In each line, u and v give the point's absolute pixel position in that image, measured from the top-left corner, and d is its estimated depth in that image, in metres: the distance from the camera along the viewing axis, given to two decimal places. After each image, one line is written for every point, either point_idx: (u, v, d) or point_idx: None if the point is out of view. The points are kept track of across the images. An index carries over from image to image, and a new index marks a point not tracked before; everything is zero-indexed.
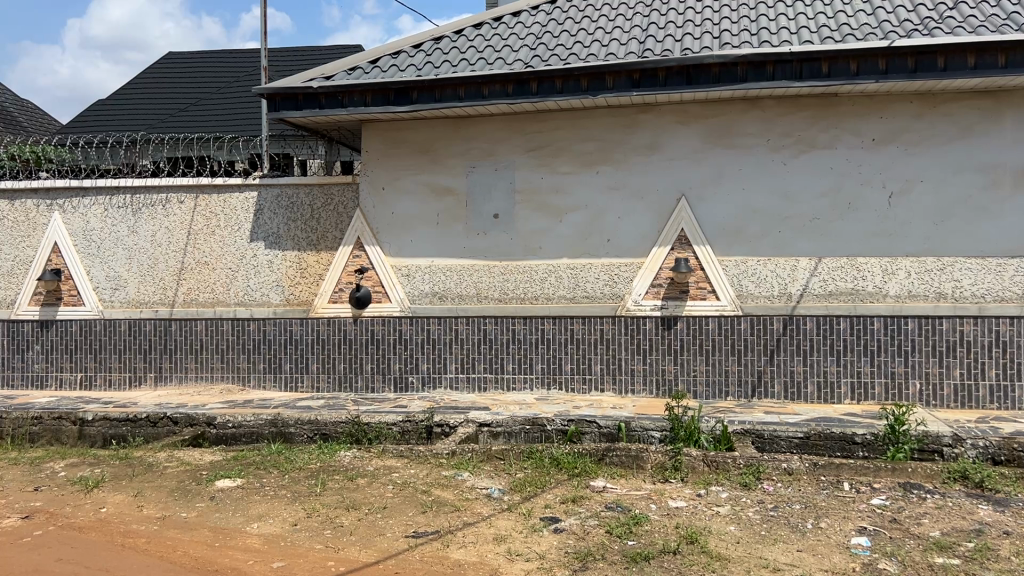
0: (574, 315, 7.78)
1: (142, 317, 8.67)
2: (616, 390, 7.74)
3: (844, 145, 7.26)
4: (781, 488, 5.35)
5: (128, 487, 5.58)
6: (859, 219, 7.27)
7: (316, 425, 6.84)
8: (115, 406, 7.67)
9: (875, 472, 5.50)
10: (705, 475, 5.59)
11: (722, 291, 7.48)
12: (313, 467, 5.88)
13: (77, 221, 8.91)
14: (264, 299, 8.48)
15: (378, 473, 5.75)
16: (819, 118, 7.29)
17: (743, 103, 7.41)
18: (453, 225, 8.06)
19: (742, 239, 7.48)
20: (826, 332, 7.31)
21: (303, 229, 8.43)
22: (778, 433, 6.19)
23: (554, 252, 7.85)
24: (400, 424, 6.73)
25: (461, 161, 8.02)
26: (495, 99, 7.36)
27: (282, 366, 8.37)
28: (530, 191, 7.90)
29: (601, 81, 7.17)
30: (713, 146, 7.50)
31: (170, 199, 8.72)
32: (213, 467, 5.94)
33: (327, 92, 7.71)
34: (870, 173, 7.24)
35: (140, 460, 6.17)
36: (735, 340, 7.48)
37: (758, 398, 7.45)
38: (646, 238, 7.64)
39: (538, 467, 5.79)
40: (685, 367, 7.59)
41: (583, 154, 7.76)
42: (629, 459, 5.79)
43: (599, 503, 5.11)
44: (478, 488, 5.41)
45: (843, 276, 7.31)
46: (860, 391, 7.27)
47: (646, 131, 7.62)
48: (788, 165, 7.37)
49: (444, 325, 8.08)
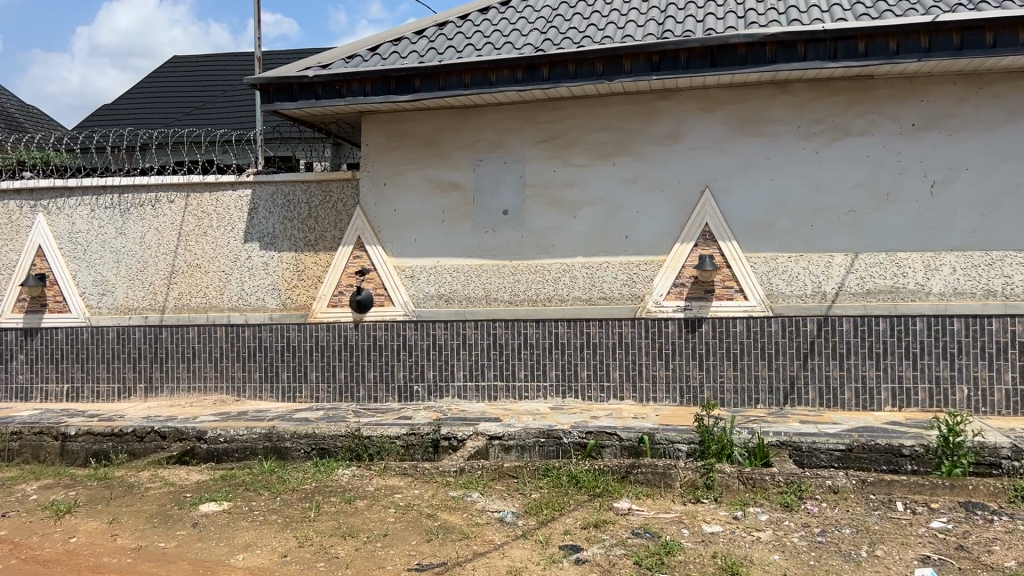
0: (591, 317, 7.25)
1: (131, 324, 8.18)
2: (637, 398, 7.18)
3: (881, 131, 6.71)
4: (827, 509, 4.80)
5: (103, 512, 5.05)
6: (899, 211, 6.70)
7: (314, 439, 6.36)
8: (100, 419, 7.18)
9: (931, 490, 4.94)
10: (741, 495, 5.05)
11: (751, 291, 6.93)
12: (308, 487, 5.34)
13: (62, 224, 8.42)
14: (259, 304, 7.98)
15: (378, 494, 5.20)
16: (853, 102, 6.74)
17: (771, 86, 6.87)
18: (459, 222, 7.54)
19: (771, 234, 6.92)
20: (864, 334, 6.76)
21: (301, 229, 7.92)
22: (817, 445, 5.71)
23: (568, 251, 7.31)
24: (404, 437, 6.24)
25: (468, 154, 7.50)
26: (504, 85, 6.83)
27: (280, 375, 7.85)
28: (541, 185, 7.37)
29: (618, 65, 6.62)
30: (739, 133, 6.96)
31: (160, 198, 8.22)
32: (198, 488, 5.41)
33: (324, 81, 7.19)
34: (910, 161, 6.68)
35: (121, 480, 5.65)
36: (765, 343, 6.92)
37: (791, 405, 6.89)
38: (667, 234, 7.10)
39: (555, 486, 5.24)
40: (712, 373, 7.04)
41: (598, 144, 7.22)
42: (656, 476, 5.24)
43: (624, 529, 4.57)
44: (489, 511, 4.88)
45: (882, 273, 6.75)
46: (902, 397, 6.71)
47: (667, 119, 7.08)
48: (820, 153, 6.83)
49: (451, 330, 7.55)
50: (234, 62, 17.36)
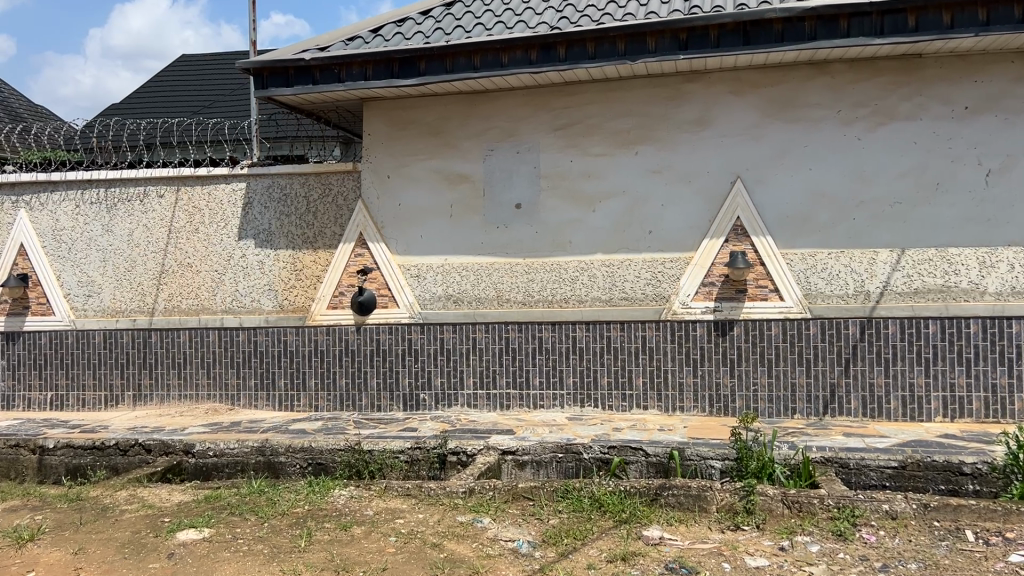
0: (611, 319, 6.68)
1: (118, 328, 7.65)
2: (662, 408, 6.61)
3: (930, 115, 6.11)
4: (886, 539, 4.22)
5: (70, 540, 4.50)
6: (950, 202, 6.11)
7: (310, 454, 5.85)
8: (82, 431, 6.66)
9: (1004, 517, 4.36)
10: (786, 521, 4.47)
11: (787, 291, 6.34)
12: (299, 511, 4.78)
13: (45, 220, 7.90)
14: (254, 306, 7.44)
15: (378, 519, 4.64)
16: (899, 83, 6.15)
17: (808, 67, 6.29)
18: (468, 217, 6.99)
19: (808, 229, 6.34)
20: (912, 338, 6.17)
21: (298, 225, 7.37)
22: (866, 462, 5.15)
23: (586, 247, 6.75)
24: (408, 452, 5.71)
25: (477, 143, 6.95)
26: (516, 67, 6.27)
27: (276, 382, 7.32)
28: (557, 176, 6.80)
29: (641, 43, 6.04)
30: (774, 119, 6.37)
31: (149, 192, 7.69)
32: (179, 511, 4.85)
33: (322, 64, 6.64)
34: (962, 148, 6.09)
35: (94, 502, 5.10)
36: (803, 348, 6.34)
37: (831, 416, 6.30)
38: (694, 229, 6.52)
39: (575, 511, 4.65)
40: (744, 381, 6.46)
41: (619, 131, 6.65)
42: (689, 500, 4.67)
43: (656, 563, 4.00)
44: (501, 540, 4.32)
45: (931, 270, 6.15)
46: (955, 407, 6.10)
47: (694, 103, 6.50)
48: (863, 140, 6.24)
49: (460, 334, 6.99)
50: (240, 56, 16.79)
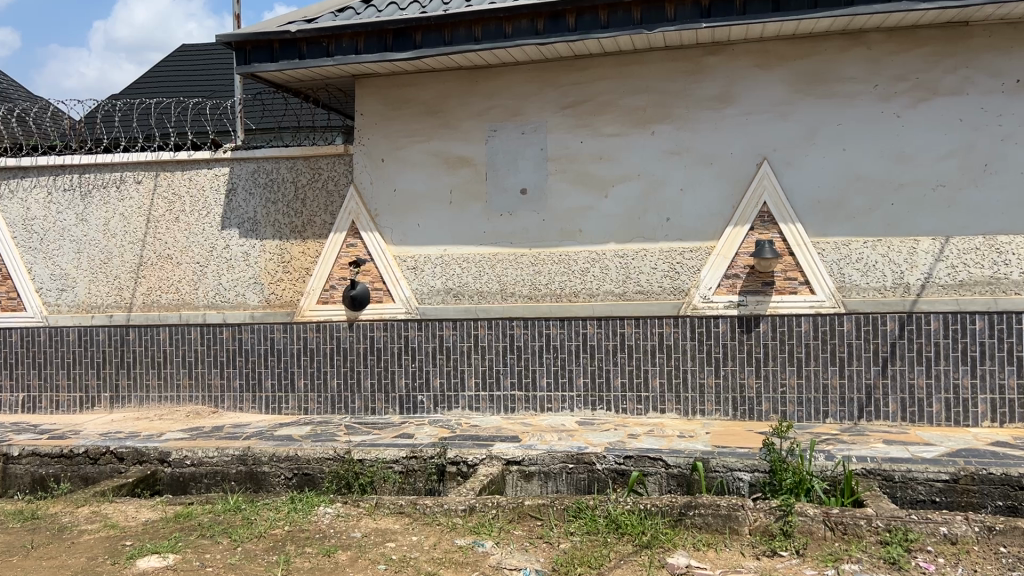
0: (624, 314, 6.14)
1: (93, 324, 7.13)
2: (681, 411, 6.07)
3: (978, 89, 5.54)
4: (948, 567, 3.65)
5: (15, 567, 3.96)
6: (1000, 185, 5.53)
7: (296, 463, 5.33)
8: (50, 437, 6.14)
9: None
10: (830, 546, 3.92)
11: (819, 283, 5.79)
12: (277, 533, 4.26)
13: (16, 209, 7.36)
14: (238, 301, 6.90)
15: (367, 542, 4.10)
16: (943, 54, 5.58)
17: (842, 37, 5.72)
18: (470, 203, 6.44)
19: (843, 215, 5.78)
20: (957, 336, 5.61)
21: (285, 212, 6.82)
22: (913, 475, 4.61)
23: (597, 235, 6.19)
24: (403, 462, 5.19)
25: (480, 123, 6.40)
26: (521, 38, 5.70)
27: (263, 383, 6.80)
28: (567, 158, 6.24)
29: (660, 10, 5.46)
30: (804, 94, 5.81)
31: (125, 178, 7.15)
32: (143, 533, 4.31)
33: (309, 37, 6.07)
34: (1013, 125, 5.51)
35: (50, 521, 4.58)
36: (836, 346, 5.79)
37: (867, 420, 5.78)
38: (717, 215, 5.97)
39: (588, 534, 4.11)
40: (771, 382, 5.92)
41: (634, 107, 6.09)
42: (718, 520, 4.13)
43: None
44: (506, 569, 3.76)
45: (978, 260, 5.58)
46: (1004, 410, 5.57)
47: (715, 78, 5.94)
48: (903, 117, 5.67)
49: (460, 331, 6.45)
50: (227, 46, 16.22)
